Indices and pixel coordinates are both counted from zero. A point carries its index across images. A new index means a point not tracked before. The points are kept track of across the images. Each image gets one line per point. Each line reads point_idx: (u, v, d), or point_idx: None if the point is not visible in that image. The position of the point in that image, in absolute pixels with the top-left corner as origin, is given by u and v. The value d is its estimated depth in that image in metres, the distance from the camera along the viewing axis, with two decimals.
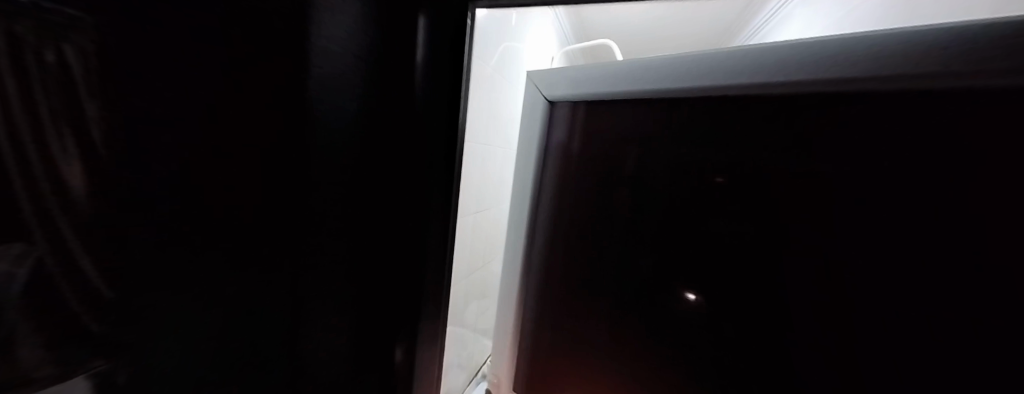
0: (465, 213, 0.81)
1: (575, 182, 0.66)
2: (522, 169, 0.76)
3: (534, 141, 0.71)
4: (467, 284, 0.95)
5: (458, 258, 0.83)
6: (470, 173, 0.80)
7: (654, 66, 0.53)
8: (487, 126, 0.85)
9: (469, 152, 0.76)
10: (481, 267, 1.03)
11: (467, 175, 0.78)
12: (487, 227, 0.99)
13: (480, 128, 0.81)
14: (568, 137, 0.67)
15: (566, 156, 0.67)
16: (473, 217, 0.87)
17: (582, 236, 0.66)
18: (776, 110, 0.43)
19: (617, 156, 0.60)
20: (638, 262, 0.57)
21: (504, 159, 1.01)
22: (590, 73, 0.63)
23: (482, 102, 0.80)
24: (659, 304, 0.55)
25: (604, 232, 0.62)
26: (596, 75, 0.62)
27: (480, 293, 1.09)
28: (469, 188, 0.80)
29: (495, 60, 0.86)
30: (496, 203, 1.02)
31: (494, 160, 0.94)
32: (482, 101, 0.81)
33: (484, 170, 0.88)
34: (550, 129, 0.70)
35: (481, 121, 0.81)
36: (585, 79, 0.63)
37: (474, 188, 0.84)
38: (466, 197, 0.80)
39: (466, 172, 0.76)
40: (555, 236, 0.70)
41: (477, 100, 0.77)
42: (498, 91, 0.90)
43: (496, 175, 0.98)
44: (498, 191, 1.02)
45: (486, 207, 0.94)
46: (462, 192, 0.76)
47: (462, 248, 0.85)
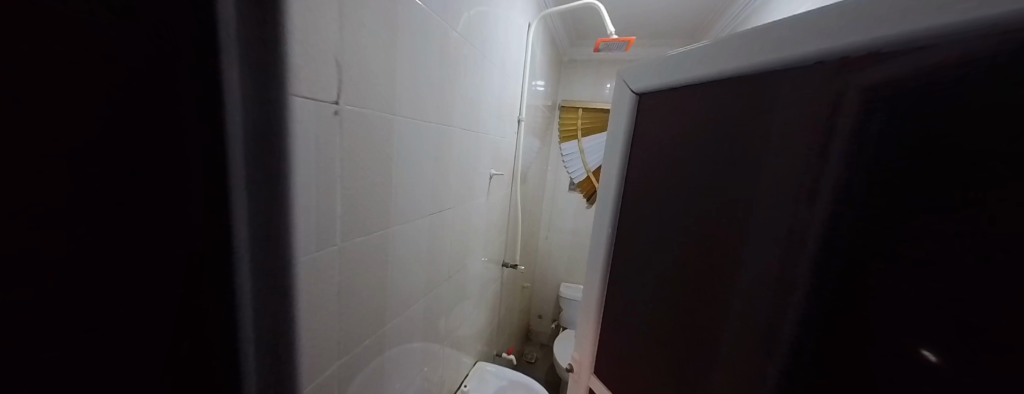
0: (421, 214, 0.63)
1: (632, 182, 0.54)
2: (611, 166, 0.59)
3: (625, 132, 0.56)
4: (433, 300, 0.77)
5: (413, 274, 0.64)
6: (426, 163, 0.61)
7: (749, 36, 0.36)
8: (451, 103, 0.66)
9: (419, 136, 0.57)
10: (453, 276, 0.85)
11: (419, 165, 0.59)
12: (455, 231, 0.80)
13: (441, 106, 0.63)
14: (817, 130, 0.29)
15: (711, 183, 0.40)
16: (435, 220, 0.69)
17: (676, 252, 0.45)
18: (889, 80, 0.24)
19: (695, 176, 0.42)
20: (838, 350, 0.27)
21: (474, 148, 0.82)
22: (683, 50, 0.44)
23: (442, 72, 0.61)
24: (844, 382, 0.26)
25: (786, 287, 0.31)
26: (679, 55, 0.45)
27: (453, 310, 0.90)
28: (430, 177, 0.63)
29: (462, 24, 0.67)
30: (468, 196, 0.84)
31: (461, 148, 0.74)
32: (441, 73, 0.61)
33: (447, 162, 0.69)
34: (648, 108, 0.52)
35: (440, 97, 0.62)
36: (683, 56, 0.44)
37: (433, 184, 0.64)
38: (420, 194, 0.61)
39: (416, 166, 0.58)
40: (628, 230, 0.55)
41: (433, 68, 0.58)
42: (465, 63, 0.70)
43: (465, 166, 0.78)
44: (468, 187, 0.83)
45: (452, 207, 0.75)
46: (410, 189, 0.57)
47: (421, 257, 0.66)
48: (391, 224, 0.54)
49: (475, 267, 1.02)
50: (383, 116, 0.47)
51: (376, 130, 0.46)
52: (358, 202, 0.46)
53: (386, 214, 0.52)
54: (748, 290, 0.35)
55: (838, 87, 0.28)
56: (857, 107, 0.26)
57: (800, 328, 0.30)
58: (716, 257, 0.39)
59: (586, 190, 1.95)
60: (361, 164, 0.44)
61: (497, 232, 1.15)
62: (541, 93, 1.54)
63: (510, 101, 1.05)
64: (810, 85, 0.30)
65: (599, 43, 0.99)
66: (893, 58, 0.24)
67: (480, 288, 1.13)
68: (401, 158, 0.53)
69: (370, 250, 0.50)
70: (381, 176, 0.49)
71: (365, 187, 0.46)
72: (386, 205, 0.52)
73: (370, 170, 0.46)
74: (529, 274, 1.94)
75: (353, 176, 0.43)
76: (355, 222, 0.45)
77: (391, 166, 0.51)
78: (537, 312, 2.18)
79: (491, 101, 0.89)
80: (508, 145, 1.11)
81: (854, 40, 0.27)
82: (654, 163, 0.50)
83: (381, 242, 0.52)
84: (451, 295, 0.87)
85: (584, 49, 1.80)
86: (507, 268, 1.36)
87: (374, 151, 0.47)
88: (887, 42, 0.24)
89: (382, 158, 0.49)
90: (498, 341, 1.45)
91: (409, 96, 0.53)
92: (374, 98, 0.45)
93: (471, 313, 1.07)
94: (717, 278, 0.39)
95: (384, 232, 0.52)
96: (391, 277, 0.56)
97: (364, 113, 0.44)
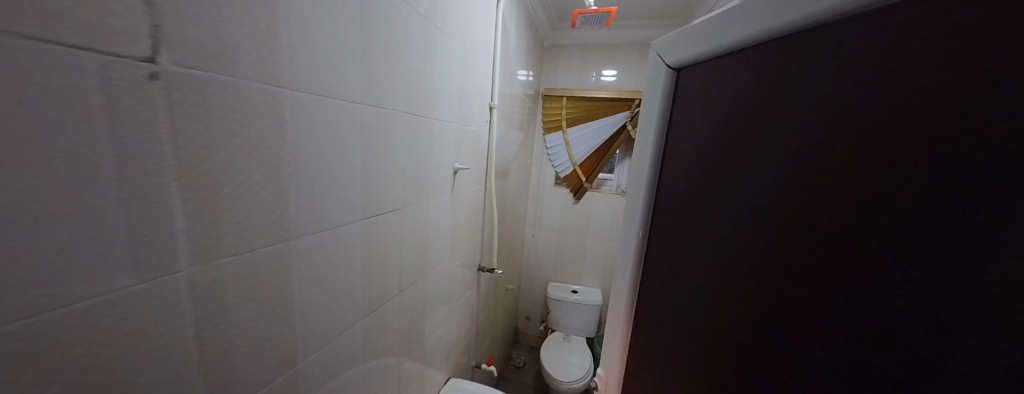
0: (348, 219, 0.49)
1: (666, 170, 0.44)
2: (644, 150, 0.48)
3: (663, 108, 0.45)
4: (383, 320, 0.63)
5: (345, 294, 0.51)
6: (350, 154, 0.47)
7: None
8: (387, 78, 0.53)
9: (336, 117, 0.44)
10: (410, 288, 0.72)
11: (339, 156, 0.45)
12: (407, 235, 0.67)
13: (371, 81, 0.49)
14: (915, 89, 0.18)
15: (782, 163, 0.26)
16: (373, 225, 0.55)
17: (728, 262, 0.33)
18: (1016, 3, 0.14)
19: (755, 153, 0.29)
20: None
21: (429, 137, 0.69)
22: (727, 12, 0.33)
23: (368, 36, 0.47)
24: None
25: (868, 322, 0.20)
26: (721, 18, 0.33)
27: (414, 327, 0.78)
28: (371, 176, 0.52)
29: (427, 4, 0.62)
30: (430, 197, 0.74)
31: (408, 136, 0.61)
32: (368, 37, 0.47)
33: (387, 152, 0.56)
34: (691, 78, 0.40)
35: (368, 69, 0.48)
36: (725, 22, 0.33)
37: (364, 179, 0.51)
38: (344, 193, 0.47)
39: (351, 161, 0.47)
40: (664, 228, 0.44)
41: (352, 28, 0.44)
42: (407, 29, 0.56)
43: (416, 158, 0.65)
44: (423, 183, 0.70)
45: (399, 207, 0.62)
46: (326, 187, 0.44)
47: (355, 272, 0.53)
48: (294, 232, 0.41)
49: (442, 275, 0.89)
50: (261, 84, 0.34)
51: (249, 104, 0.33)
52: (224, 205, 0.32)
53: (282, 220, 0.39)
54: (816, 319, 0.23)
55: (895, 56, 0.19)
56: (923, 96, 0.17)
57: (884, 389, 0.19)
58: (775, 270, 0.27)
59: (573, 185, 1.83)
60: (221, 151, 0.31)
61: (468, 233, 1.03)
62: (521, 79, 1.40)
63: (477, 83, 0.91)
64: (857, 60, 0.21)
65: (577, 14, 1.09)
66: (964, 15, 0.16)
67: (453, 298, 1.01)
68: (303, 145, 0.40)
69: (258, 268, 0.37)
70: (267, 168, 0.36)
71: (235, 183, 0.33)
72: (282, 208, 0.38)
73: (242, 159, 0.33)
74: (514, 275, 1.82)
75: (207, 168, 0.30)
76: (219, 232, 0.32)
77: (285, 155, 0.38)
78: (524, 314, 2.07)
79: (452, 81, 0.76)
80: (478, 135, 0.98)
81: None
82: (694, 163, 0.39)
83: (279, 257, 0.39)
84: (411, 313, 0.75)
85: (568, 32, 1.66)
86: (485, 272, 1.24)
87: (248, 133, 0.33)
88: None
89: (268, 144, 0.36)
90: (477, 350, 1.33)
91: (311, 62, 0.39)
92: (239, 57, 0.31)
93: (441, 326, 0.94)
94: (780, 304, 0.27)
95: (281, 244, 0.39)
96: (302, 301, 0.43)
97: (220, 76, 0.30)
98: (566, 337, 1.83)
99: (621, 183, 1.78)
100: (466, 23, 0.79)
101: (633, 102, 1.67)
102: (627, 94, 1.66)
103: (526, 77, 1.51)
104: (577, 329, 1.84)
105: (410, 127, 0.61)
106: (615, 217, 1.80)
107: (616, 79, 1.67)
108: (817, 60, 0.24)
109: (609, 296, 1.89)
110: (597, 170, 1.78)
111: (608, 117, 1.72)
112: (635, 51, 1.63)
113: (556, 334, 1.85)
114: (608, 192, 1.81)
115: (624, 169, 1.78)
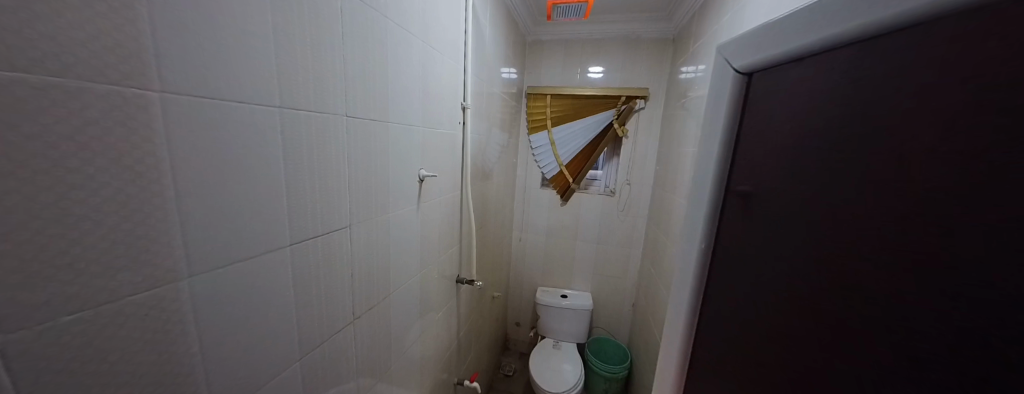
0: (271, 245, 0.41)
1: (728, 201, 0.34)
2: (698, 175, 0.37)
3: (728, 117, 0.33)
4: (334, 355, 0.55)
5: (270, 335, 0.43)
6: (266, 169, 0.39)
7: None
8: (315, 77, 0.44)
9: (238, 127, 0.35)
10: (371, 313, 0.64)
11: (249, 173, 0.37)
12: (360, 256, 0.59)
13: (290, 81, 0.41)
14: None
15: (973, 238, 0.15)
16: (309, 249, 0.47)
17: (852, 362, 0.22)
18: None
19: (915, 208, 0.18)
20: None
21: (383, 142, 0.61)
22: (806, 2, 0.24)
23: (282, 25, 0.39)
24: None
25: None
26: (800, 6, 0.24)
27: (379, 354, 0.70)
28: (310, 190, 0.46)
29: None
30: (394, 209, 0.67)
31: (352, 143, 0.53)
32: (282, 27, 0.39)
33: (323, 164, 0.48)
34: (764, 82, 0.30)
35: (286, 66, 0.40)
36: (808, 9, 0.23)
37: (290, 197, 0.43)
38: (260, 216, 0.39)
39: (278, 176, 0.41)
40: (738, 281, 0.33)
41: (257, 16, 0.36)
42: (342, 18, 0.48)
43: (364, 167, 0.57)
44: (378, 195, 0.62)
45: (345, 226, 0.54)
46: (230, 211, 0.36)
47: (286, 307, 0.45)
48: (184, 271, 0.32)
49: (413, 293, 0.81)
50: (106, 86, 0.25)
51: (84, 111, 0.24)
52: (48, 251, 0.24)
53: (161, 259, 0.30)
54: None
55: None
56: None
57: None
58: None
59: (560, 186, 1.77)
60: (36, 177, 0.23)
61: (443, 244, 0.95)
62: (501, 76, 1.32)
63: (446, 81, 0.83)
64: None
65: (552, 3, 1.03)
66: None
67: (431, 315, 0.94)
68: (190, 164, 0.32)
69: (121, 323, 0.29)
70: (125, 194, 0.28)
71: (70, 222, 0.25)
72: (158, 244, 0.30)
73: (73, 187, 0.24)
74: (500, 282, 1.74)
75: (9, 202, 0.22)
76: (34, 288, 0.24)
77: (160, 178, 0.30)
78: (514, 320, 2.00)
79: (411, 79, 0.68)
80: (452, 138, 0.91)
81: None
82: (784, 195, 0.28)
83: (160, 305, 0.31)
84: (375, 339, 0.67)
85: (550, 26, 1.59)
86: (465, 284, 1.16)
87: (83, 151, 0.25)
88: None
89: (125, 164, 0.27)
90: (460, 364, 1.26)
91: (192, 56, 0.31)
92: (54, 48, 0.23)
93: (415, 347, 0.87)
94: None
95: (161, 290, 0.31)
96: (204, 352, 0.35)
97: (18, 76, 0.21)
98: (556, 343, 1.77)
99: (609, 183, 1.73)
100: (432, 20, 0.74)
101: (620, 99, 1.61)
102: (613, 91, 1.60)
103: (508, 74, 1.43)
104: (568, 335, 1.78)
105: (359, 134, 0.54)
106: (604, 218, 1.74)
107: (602, 75, 1.61)
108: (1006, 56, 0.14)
109: (600, 299, 1.84)
110: (584, 170, 1.72)
111: (594, 115, 1.66)
112: (620, 47, 1.57)
113: (546, 340, 1.79)
114: (597, 192, 1.75)
115: (612, 168, 1.72)
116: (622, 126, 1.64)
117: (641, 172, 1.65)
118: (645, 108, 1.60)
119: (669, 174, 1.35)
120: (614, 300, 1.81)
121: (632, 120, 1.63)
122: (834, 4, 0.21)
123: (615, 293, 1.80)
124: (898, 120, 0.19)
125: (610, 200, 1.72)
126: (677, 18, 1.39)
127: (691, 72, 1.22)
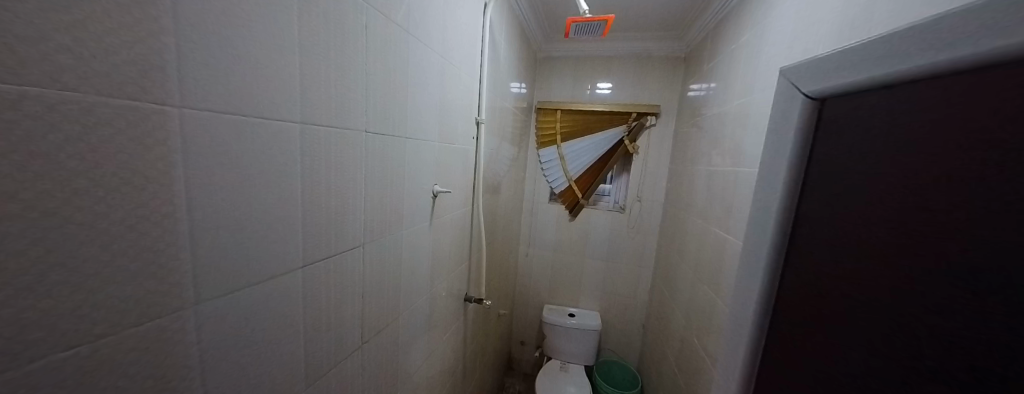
0: (287, 267, 0.40)
1: (766, 185, 0.57)
2: (762, 171, 0.58)
3: (771, 136, 0.56)
4: (338, 385, 0.51)
5: (277, 361, 0.40)
6: (283, 186, 0.37)
7: (851, 61, 0.41)
8: (338, 91, 0.43)
9: (259, 143, 0.34)
10: (380, 335, 0.61)
11: (267, 192, 0.36)
12: (372, 275, 0.57)
13: (313, 98, 0.40)
14: (929, 120, 0.35)
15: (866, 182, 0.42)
16: (321, 271, 0.45)
17: (830, 252, 0.46)
18: (962, 85, 0.31)
19: (857, 176, 0.43)
20: (924, 314, 0.34)
21: (400, 157, 0.60)
22: (808, 69, 0.48)
23: (308, 41, 0.38)
24: (920, 328, 0.34)
25: (906, 275, 0.36)
26: (807, 73, 0.48)
27: (384, 382, 0.65)
28: (328, 207, 0.44)
29: (406, 13, 0.56)
30: (409, 224, 0.65)
31: (369, 160, 0.51)
32: (309, 42, 0.38)
33: (341, 180, 0.46)
34: (784, 115, 0.54)
35: (309, 85, 0.39)
36: (810, 73, 0.48)
37: (306, 217, 0.41)
38: (273, 237, 0.37)
39: (295, 192, 0.39)
40: (764, 233, 0.56)
41: (285, 33, 0.35)
42: (366, 32, 0.47)
43: (380, 184, 0.55)
44: (394, 211, 0.60)
45: (358, 245, 0.52)
46: (244, 233, 0.34)
47: (293, 333, 0.42)
48: (190, 298, 0.30)
49: (421, 313, 0.77)
50: (123, 100, 0.24)
51: (98, 129, 0.22)
52: (44, 282, 0.21)
53: (171, 283, 0.28)
54: (872, 277, 0.40)
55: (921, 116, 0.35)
56: (932, 136, 0.35)
57: (900, 306, 0.36)
58: (857, 254, 0.42)
59: (569, 201, 1.74)
60: (39, 199, 0.20)
61: (453, 261, 0.92)
62: (513, 91, 1.32)
63: (462, 95, 0.82)
64: (900, 120, 0.38)
65: (570, 22, 1.03)
66: (946, 101, 0.33)
67: (439, 333, 0.91)
68: (207, 182, 0.30)
69: (119, 358, 0.26)
70: (134, 216, 0.25)
71: (74, 247, 0.22)
72: (165, 270, 0.28)
73: (76, 209, 0.22)
74: (506, 298, 1.69)
75: (17, 227, 0.20)
76: (28, 322, 0.21)
77: (173, 198, 0.28)
78: (519, 338, 1.94)
79: (429, 93, 0.67)
80: (466, 151, 0.90)
81: (916, 67, 0.34)
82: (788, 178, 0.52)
83: (164, 337, 0.29)
84: (383, 361, 0.64)
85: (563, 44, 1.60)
86: (474, 303, 1.12)
87: (97, 170, 0.23)
88: (945, 62, 0.31)
89: (138, 183, 0.25)
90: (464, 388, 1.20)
91: (216, 71, 0.29)
92: (71, 60, 0.21)
93: (420, 372, 0.82)
94: (852, 272, 0.43)
95: (168, 319, 0.29)
96: (207, 384, 0.32)
97: (33, 90, 0.20)
98: (563, 365, 1.69)
99: (619, 199, 1.69)
100: (450, 34, 0.73)
101: (631, 115, 1.60)
102: (624, 107, 1.59)
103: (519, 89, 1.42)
104: (575, 356, 1.70)
105: (380, 145, 0.53)
106: (614, 235, 1.70)
107: (612, 92, 1.61)
108: (883, 113, 0.40)
109: (609, 318, 1.78)
110: (593, 185, 1.70)
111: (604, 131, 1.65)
112: (632, 64, 1.58)
113: (553, 361, 1.72)
114: (606, 208, 1.71)
115: (622, 184, 1.69)
116: (632, 142, 1.63)
117: (653, 189, 1.63)
118: (657, 125, 1.59)
119: (682, 192, 1.33)
120: (623, 320, 1.75)
121: (643, 137, 1.62)
122: (819, 76, 0.47)
123: (624, 312, 1.74)
124: (847, 139, 0.44)
125: (620, 217, 1.69)
126: (689, 37, 1.39)
127: (704, 90, 1.22)
